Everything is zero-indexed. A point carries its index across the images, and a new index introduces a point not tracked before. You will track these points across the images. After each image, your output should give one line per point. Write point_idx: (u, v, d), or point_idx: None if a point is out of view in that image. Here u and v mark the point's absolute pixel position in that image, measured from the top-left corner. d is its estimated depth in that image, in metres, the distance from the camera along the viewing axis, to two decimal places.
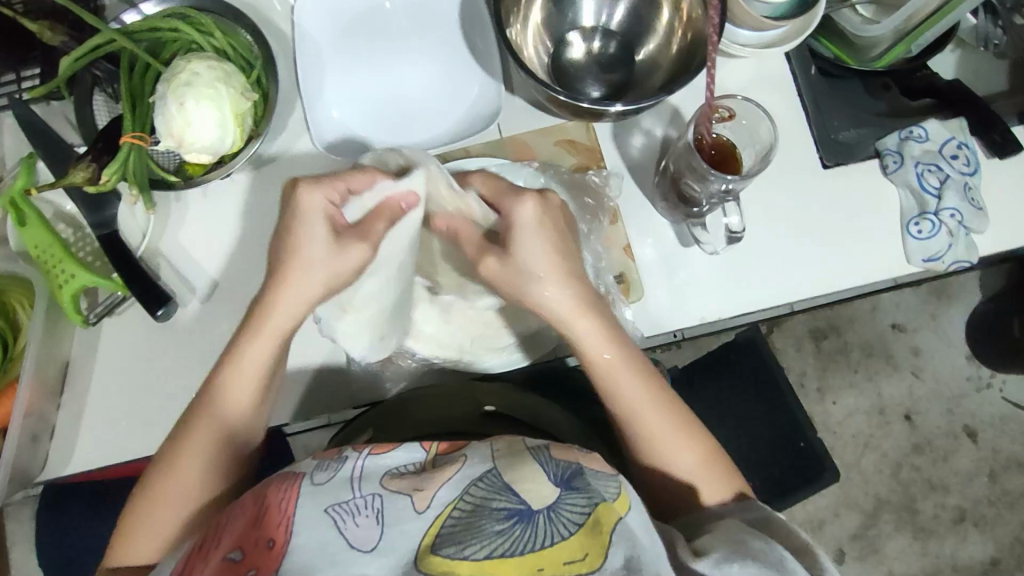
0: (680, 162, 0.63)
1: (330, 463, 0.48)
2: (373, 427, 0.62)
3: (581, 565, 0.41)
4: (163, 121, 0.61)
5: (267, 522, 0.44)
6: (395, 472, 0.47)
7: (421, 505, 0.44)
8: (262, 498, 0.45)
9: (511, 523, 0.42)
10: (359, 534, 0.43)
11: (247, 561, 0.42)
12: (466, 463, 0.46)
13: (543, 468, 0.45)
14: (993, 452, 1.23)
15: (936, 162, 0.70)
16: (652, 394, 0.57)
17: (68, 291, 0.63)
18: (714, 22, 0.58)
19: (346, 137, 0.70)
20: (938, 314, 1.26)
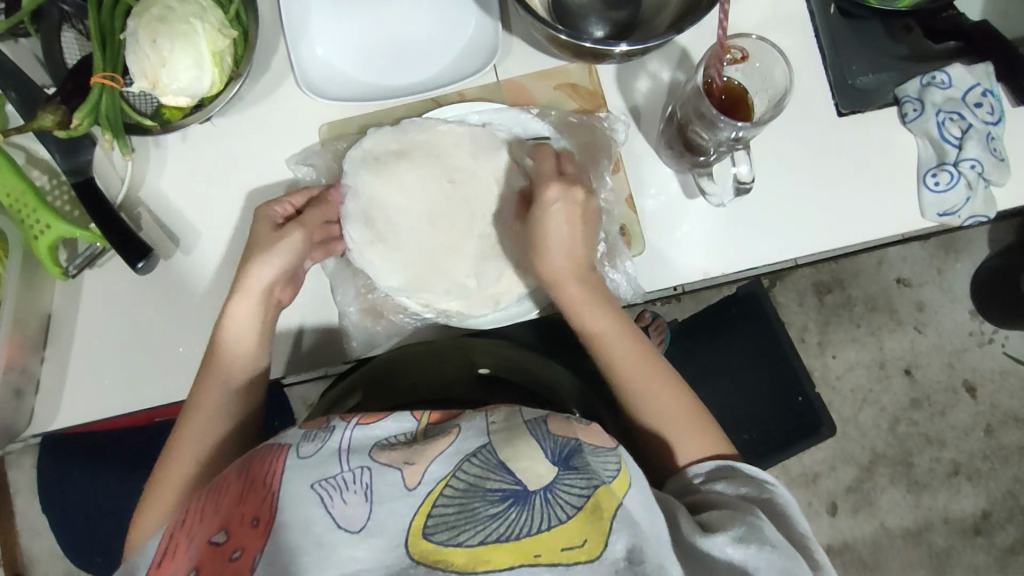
0: (687, 107, 0.59)
1: (316, 435, 0.46)
2: (361, 390, 0.62)
3: (580, 552, 0.39)
4: (135, 61, 0.57)
5: (253, 499, 0.42)
6: (383, 444, 0.45)
7: (412, 481, 0.42)
8: (248, 471, 0.44)
9: (506, 506, 0.40)
10: (347, 512, 0.41)
11: (232, 542, 0.40)
12: (460, 436, 0.45)
13: (540, 444, 0.44)
14: (991, 407, 1.22)
15: (958, 110, 0.65)
16: (636, 354, 0.59)
17: (43, 244, 0.60)
18: None
19: (333, 77, 0.65)
20: (944, 269, 1.24)
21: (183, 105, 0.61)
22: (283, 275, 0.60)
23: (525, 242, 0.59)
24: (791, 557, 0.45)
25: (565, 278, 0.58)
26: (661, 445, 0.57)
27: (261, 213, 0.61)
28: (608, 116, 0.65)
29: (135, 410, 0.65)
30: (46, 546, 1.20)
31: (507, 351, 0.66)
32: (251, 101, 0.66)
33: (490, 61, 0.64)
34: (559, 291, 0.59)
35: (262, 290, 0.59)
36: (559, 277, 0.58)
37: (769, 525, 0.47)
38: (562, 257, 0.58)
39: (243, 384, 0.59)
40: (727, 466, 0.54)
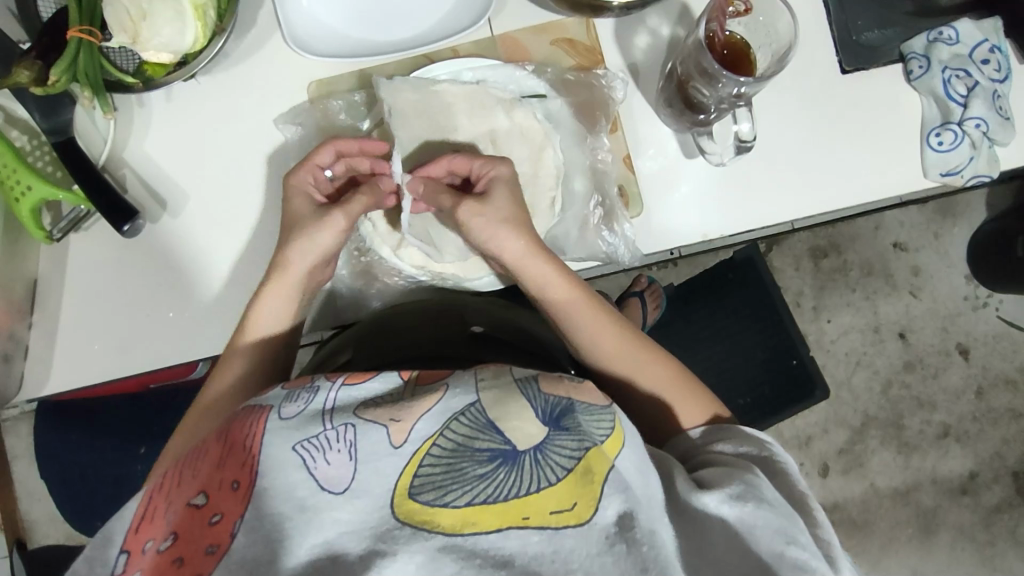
0: (689, 63, 0.57)
1: (299, 396, 0.46)
2: (351, 347, 0.61)
3: (569, 516, 0.39)
4: (111, 14, 0.54)
5: (231, 463, 0.42)
6: (369, 401, 0.45)
7: (398, 440, 0.41)
8: (227, 435, 0.44)
9: (495, 465, 0.40)
10: (330, 473, 0.40)
11: (210, 507, 0.40)
12: (448, 394, 0.44)
13: (531, 404, 0.43)
14: (983, 370, 1.23)
15: (965, 67, 0.64)
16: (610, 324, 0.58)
17: (25, 206, 0.59)
18: None
19: (321, 33, 0.63)
20: (941, 233, 1.23)
21: (165, 61, 0.59)
22: (326, 256, 0.58)
23: (485, 223, 0.55)
24: (787, 517, 0.44)
25: (528, 255, 0.56)
26: (655, 412, 0.57)
27: (298, 171, 0.58)
28: (606, 74, 0.63)
29: (127, 374, 0.64)
30: (46, 511, 1.21)
31: (500, 311, 0.65)
32: (236, 58, 0.64)
33: (484, 15, 0.61)
34: (524, 270, 0.57)
35: (303, 272, 0.58)
36: (522, 258, 0.56)
37: (768, 485, 0.47)
38: (520, 233, 0.55)
39: (274, 358, 0.58)
40: (721, 428, 0.55)
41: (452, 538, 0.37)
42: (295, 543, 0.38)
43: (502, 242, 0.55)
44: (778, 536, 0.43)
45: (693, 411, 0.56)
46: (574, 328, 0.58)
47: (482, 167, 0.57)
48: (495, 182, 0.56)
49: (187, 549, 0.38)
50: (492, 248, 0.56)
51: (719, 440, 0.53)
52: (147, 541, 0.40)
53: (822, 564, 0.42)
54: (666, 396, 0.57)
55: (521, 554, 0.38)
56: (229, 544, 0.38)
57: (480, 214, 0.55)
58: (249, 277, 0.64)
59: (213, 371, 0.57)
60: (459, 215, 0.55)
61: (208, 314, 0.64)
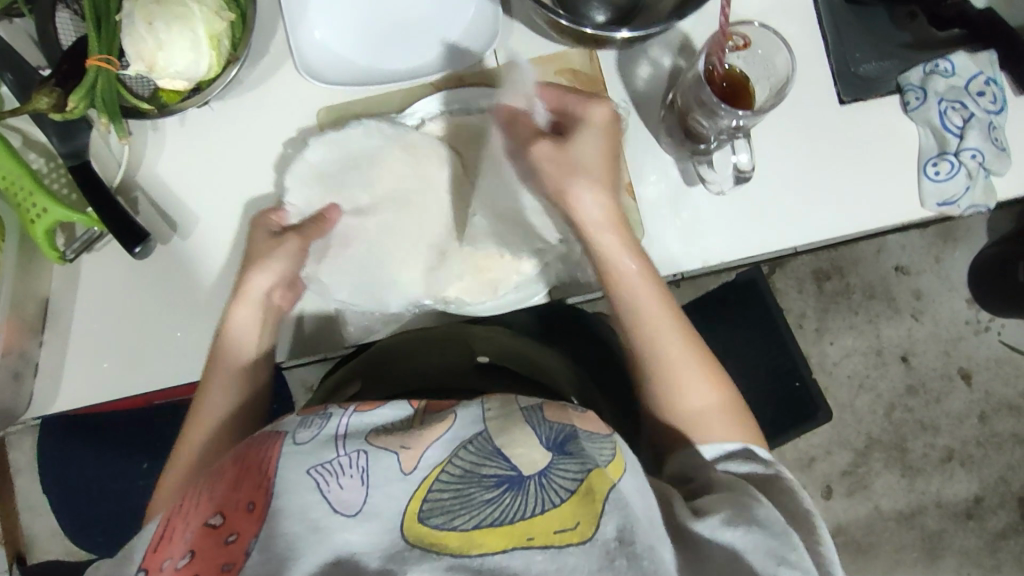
0: (688, 95, 0.59)
1: (313, 421, 0.47)
2: (360, 377, 0.63)
3: (572, 535, 0.40)
4: (132, 42, 0.57)
5: (247, 484, 0.43)
6: (380, 429, 0.46)
7: (409, 466, 0.43)
8: (244, 459, 0.45)
9: (501, 490, 0.41)
10: (343, 497, 0.42)
11: (227, 526, 0.41)
12: (457, 422, 0.45)
13: (535, 432, 0.44)
14: (986, 395, 1.23)
15: (961, 99, 0.65)
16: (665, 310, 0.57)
17: (40, 228, 0.60)
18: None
19: (331, 62, 0.65)
20: (943, 257, 1.24)
21: (180, 88, 0.60)
22: (285, 278, 0.62)
23: (557, 165, 0.54)
24: (781, 537, 0.44)
25: (602, 221, 0.55)
26: (684, 424, 0.56)
27: (258, 222, 0.63)
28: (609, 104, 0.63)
29: (136, 393, 0.65)
30: (47, 526, 1.21)
31: (501, 334, 0.66)
32: (247, 85, 0.66)
33: (491, 45, 0.64)
34: (595, 237, 0.56)
35: (261, 292, 0.61)
36: (595, 218, 0.55)
37: (764, 506, 0.47)
38: (605, 198, 0.55)
39: (248, 384, 0.60)
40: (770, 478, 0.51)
41: (459, 559, 0.38)
42: (308, 559, 0.39)
43: (579, 196, 0.54)
44: (770, 558, 0.43)
45: (711, 426, 0.55)
46: (642, 324, 0.57)
47: (577, 107, 0.56)
48: (576, 127, 0.55)
49: (202, 566, 0.39)
50: (571, 199, 0.55)
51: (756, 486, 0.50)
52: (164, 561, 0.40)
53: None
54: (685, 427, 0.56)
55: (525, 573, 0.38)
56: (244, 561, 0.39)
57: (554, 153, 0.54)
58: None
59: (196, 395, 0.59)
60: (535, 151, 0.55)
61: None
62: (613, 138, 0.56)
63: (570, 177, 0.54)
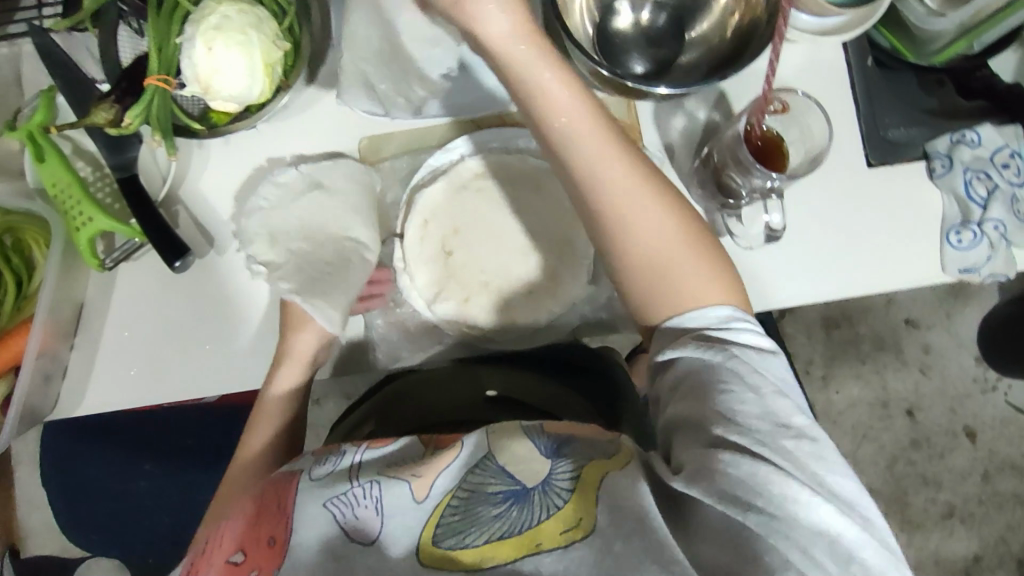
0: (726, 152, 0.61)
1: (328, 458, 0.53)
2: (373, 417, 0.66)
3: (577, 530, 0.44)
4: (190, 65, 0.59)
5: (265, 523, 0.50)
6: (391, 462, 0.51)
7: (421, 494, 0.47)
8: (259, 498, 0.52)
9: (507, 505, 0.46)
10: (360, 524, 0.47)
11: (248, 561, 0.48)
12: (463, 446, 0.50)
13: (533, 444, 0.49)
14: (990, 454, 1.23)
15: (986, 170, 0.68)
16: (628, 171, 0.52)
17: (84, 237, 0.62)
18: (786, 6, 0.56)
19: (375, 94, 0.67)
20: (953, 313, 1.25)
21: (231, 110, 0.62)
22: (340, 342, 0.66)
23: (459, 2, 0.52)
24: (749, 489, 0.42)
25: (539, 56, 0.52)
26: (648, 298, 0.52)
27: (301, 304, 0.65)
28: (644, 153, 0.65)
29: (161, 402, 0.66)
30: (41, 521, 1.21)
31: (524, 376, 0.67)
32: (293, 109, 0.67)
33: None
34: (534, 74, 0.52)
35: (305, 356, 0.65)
36: (515, 30, 0.52)
37: (737, 459, 0.43)
38: (530, 41, 0.52)
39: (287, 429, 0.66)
40: (721, 374, 0.46)
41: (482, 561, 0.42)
42: None
43: (487, 23, 0.52)
44: (734, 507, 0.42)
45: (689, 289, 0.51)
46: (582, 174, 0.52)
47: None
48: None
49: None
50: (517, 59, 0.52)
51: (703, 405, 0.46)
52: None
53: (825, 506, 0.41)
54: (650, 281, 0.52)
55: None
56: None
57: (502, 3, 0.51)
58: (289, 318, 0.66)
59: (246, 426, 0.66)
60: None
61: (247, 350, 0.66)
62: None
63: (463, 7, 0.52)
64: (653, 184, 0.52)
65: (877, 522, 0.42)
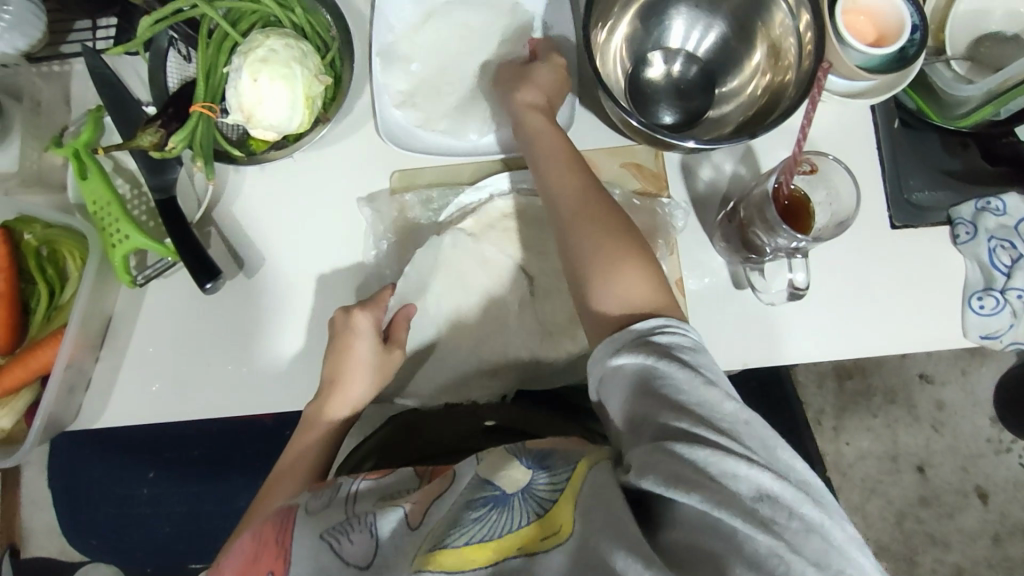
0: (752, 210, 0.61)
1: (324, 491, 0.54)
2: (375, 454, 0.63)
3: (555, 538, 0.44)
4: (235, 94, 0.61)
5: (265, 558, 0.50)
6: (386, 494, 0.52)
7: (415, 522, 0.48)
8: (261, 534, 0.52)
9: (488, 509, 0.46)
10: (353, 550, 0.47)
11: None
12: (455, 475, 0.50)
13: (515, 455, 0.49)
14: (1002, 517, 1.21)
15: (1010, 238, 0.68)
16: (578, 190, 0.57)
17: (119, 253, 0.63)
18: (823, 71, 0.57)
19: (409, 130, 0.68)
20: (969, 371, 1.23)
21: (269, 139, 0.64)
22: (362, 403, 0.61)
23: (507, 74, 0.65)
24: (697, 467, 0.42)
25: (526, 94, 0.63)
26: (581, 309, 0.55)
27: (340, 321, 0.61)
28: (669, 203, 0.67)
29: (179, 419, 0.67)
30: (46, 523, 1.22)
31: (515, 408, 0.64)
32: (329, 140, 0.69)
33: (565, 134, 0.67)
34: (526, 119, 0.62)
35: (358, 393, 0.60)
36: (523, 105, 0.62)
37: (682, 443, 0.43)
38: (535, 91, 0.63)
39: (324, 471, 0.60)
40: (654, 371, 0.46)
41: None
42: None
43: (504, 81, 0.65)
44: (685, 488, 0.42)
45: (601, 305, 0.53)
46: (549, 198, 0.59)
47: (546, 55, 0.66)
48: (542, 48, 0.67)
49: None
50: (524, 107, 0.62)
51: (645, 401, 0.46)
52: None
53: (764, 474, 0.42)
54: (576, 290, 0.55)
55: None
56: None
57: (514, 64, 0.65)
58: (309, 344, 0.67)
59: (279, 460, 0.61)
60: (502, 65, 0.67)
61: (266, 373, 0.67)
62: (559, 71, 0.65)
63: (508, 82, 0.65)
64: (602, 208, 0.56)
65: (817, 483, 0.44)
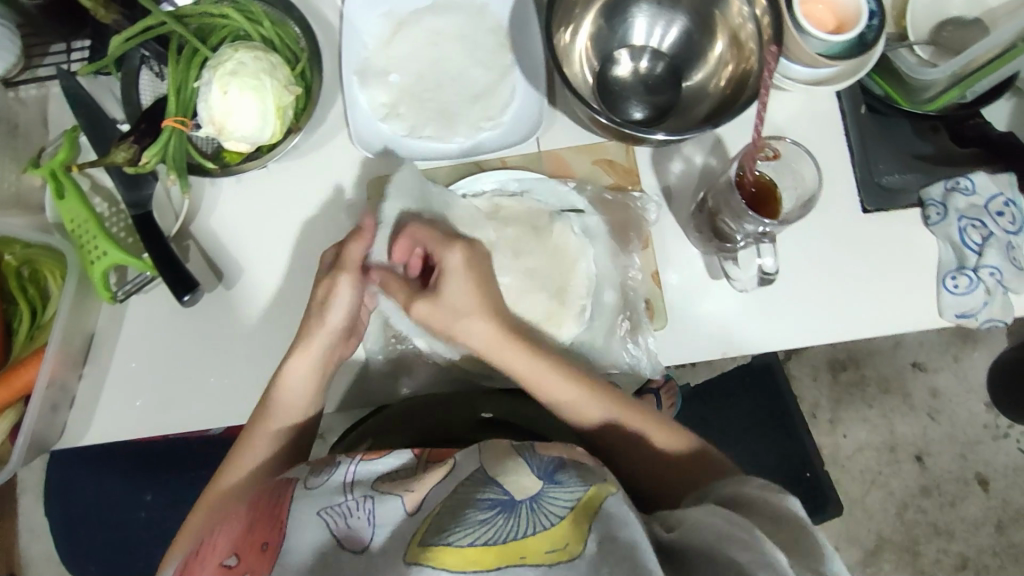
0: (719, 198, 0.62)
1: (323, 468, 0.53)
2: (373, 435, 0.63)
3: (561, 553, 0.44)
4: (206, 108, 0.62)
5: (260, 529, 0.50)
6: (385, 477, 0.52)
7: (411, 506, 0.49)
8: (256, 503, 0.52)
9: (494, 512, 0.46)
10: (348, 534, 0.48)
11: (240, 567, 0.48)
12: (456, 465, 0.51)
13: (527, 462, 0.49)
14: (1003, 503, 1.21)
15: (981, 217, 0.68)
16: (579, 389, 0.59)
17: (98, 270, 0.64)
18: (768, 64, 0.58)
19: (382, 137, 0.69)
20: (961, 357, 1.24)
21: (243, 151, 0.65)
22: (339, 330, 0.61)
23: (442, 316, 0.59)
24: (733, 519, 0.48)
25: (493, 342, 0.59)
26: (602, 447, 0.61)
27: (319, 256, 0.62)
28: (641, 197, 0.68)
29: (164, 434, 0.67)
30: (45, 550, 1.21)
31: (513, 399, 0.67)
32: (304, 150, 0.70)
33: (535, 133, 0.68)
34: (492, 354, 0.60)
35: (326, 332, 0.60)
36: (489, 345, 0.60)
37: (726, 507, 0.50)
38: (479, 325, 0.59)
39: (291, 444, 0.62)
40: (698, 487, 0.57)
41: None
42: None
43: (443, 324, 0.60)
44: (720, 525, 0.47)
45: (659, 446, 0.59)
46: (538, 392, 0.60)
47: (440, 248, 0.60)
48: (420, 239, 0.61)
49: None
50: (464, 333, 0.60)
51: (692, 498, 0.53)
52: None
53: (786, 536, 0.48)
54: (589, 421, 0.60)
55: None
56: None
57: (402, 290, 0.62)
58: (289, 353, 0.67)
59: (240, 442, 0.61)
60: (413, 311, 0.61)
61: (250, 383, 0.67)
62: (473, 260, 0.60)
63: (449, 321, 0.59)
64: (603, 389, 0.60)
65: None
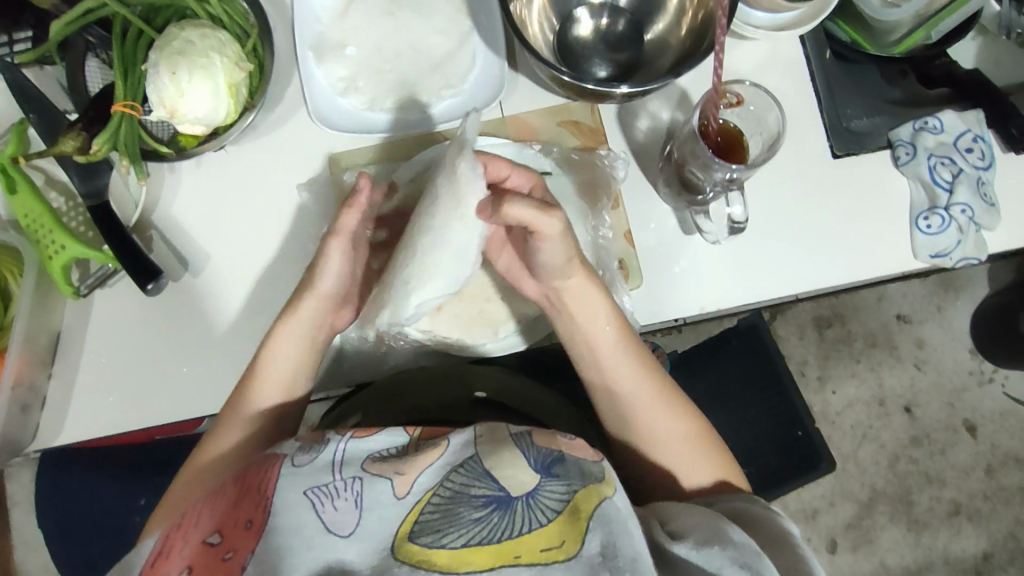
0: (685, 148, 0.62)
1: (312, 446, 0.51)
2: (361, 410, 0.63)
3: (558, 551, 0.43)
4: (155, 89, 0.59)
5: (246, 505, 0.47)
6: (375, 456, 0.50)
7: (401, 491, 0.46)
8: (244, 480, 0.50)
9: (489, 510, 0.45)
10: (336, 517, 0.46)
11: (226, 544, 0.45)
12: (449, 449, 0.49)
13: (524, 453, 0.48)
14: (992, 448, 1.22)
15: (950, 155, 0.68)
16: (649, 396, 0.59)
17: (57, 264, 0.62)
18: (723, 5, 0.54)
19: (343, 111, 0.68)
20: (944, 307, 1.24)
21: (198, 133, 0.63)
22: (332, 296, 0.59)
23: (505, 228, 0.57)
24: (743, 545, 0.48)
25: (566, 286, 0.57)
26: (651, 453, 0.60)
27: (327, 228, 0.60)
28: (608, 154, 0.67)
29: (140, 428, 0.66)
30: (40, 563, 1.20)
31: (503, 375, 0.67)
32: (263, 130, 0.68)
33: (497, 97, 0.67)
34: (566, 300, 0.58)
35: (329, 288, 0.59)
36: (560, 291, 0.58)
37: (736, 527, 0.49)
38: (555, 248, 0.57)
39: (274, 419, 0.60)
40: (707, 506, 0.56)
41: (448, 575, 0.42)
42: None
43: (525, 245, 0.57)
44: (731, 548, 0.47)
45: (696, 475, 0.58)
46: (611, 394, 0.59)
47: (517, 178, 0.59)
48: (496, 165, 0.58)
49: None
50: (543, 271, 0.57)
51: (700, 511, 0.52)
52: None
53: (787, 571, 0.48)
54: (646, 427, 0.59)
55: None
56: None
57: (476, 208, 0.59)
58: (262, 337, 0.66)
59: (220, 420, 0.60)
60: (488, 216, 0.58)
61: (224, 371, 0.66)
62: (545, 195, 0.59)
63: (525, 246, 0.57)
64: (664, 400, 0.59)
65: None
